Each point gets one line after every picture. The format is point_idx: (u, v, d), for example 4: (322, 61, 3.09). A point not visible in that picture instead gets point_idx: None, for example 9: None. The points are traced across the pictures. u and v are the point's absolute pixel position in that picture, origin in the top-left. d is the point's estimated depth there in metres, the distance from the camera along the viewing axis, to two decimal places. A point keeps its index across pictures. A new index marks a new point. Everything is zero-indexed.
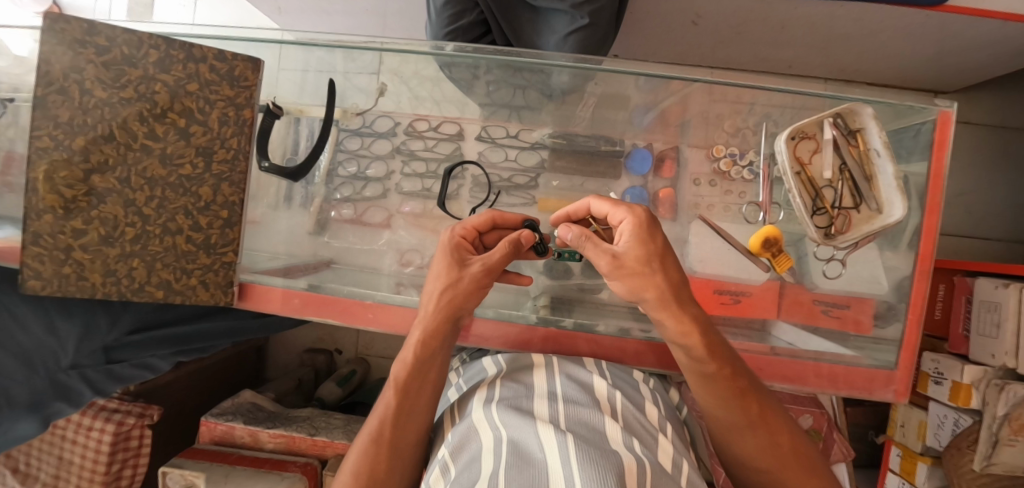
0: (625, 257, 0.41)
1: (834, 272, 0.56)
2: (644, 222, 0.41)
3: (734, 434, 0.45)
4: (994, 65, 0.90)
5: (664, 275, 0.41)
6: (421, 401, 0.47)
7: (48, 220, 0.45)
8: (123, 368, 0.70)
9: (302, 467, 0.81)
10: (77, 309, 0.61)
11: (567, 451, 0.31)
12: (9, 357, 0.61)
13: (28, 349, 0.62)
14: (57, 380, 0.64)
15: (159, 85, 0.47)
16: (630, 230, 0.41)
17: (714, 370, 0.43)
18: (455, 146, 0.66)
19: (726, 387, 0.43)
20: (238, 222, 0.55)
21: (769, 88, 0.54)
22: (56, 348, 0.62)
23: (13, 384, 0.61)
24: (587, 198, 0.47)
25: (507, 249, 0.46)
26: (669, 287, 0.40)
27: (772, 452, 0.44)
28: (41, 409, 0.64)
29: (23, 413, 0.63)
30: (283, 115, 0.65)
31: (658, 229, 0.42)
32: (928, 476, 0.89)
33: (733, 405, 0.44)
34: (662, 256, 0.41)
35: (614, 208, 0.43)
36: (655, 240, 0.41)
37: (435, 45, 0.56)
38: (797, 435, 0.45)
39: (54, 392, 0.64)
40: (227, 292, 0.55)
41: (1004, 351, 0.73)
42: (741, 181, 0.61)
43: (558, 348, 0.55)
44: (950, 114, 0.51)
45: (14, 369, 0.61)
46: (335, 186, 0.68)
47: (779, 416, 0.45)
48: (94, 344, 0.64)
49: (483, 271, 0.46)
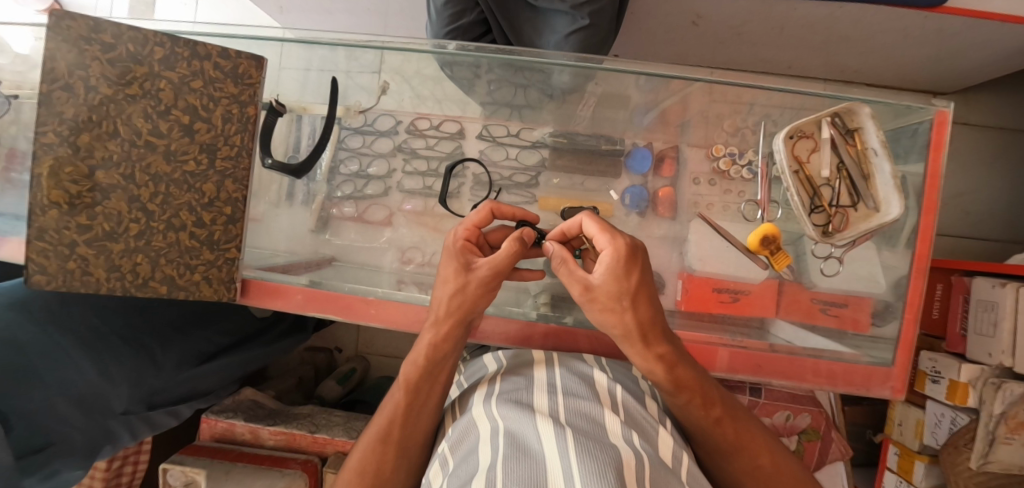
0: (596, 290, 0.40)
1: (832, 269, 0.57)
2: (622, 258, 0.39)
3: (717, 458, 0.46)
4: (992, 65, 0.90)
5: (633, 313, 0.40)
6: (431, 401, 0.47)
7: (54, 215, 0.45)
8: (159, 415, 0.72)
9: (302, 464, 0.82)
10: (128, 356, 0.66)
11: (565, 444, 0.31)
12: (68, 405, 0.59)
13: (87, 395, 0.61)
14: (108, 428, 0.63)
15: (164, 82, 0.48)
16: (607, 260, 0.39)
17: (686, 399, 0.44)
18: (456, 144, 0.67)
19: (700, 414, 0.44)
20: (241, 219, 0.56)
21: (768, 87, 0.55)
22: (116, 391, 0.64)
23: (71, 431, 0.59)
24: (581, 215, 0.45)
25: (510, 249, 0.45)
26: (635, 327, 0.41)
27: (755, 476, 0.44)
28: (86, 460, 0.62)
29: (75, 461, 0.60)
30: (287, 113, 0.66)
31: (638, 263, 0.40)
32: (925, 474, 0.89)
33: (710, 430, 0.45)
34: (635, 295, 0.40)
35: (600, 234, 0.41)
36: (630, 279, 0.39)
37: (437, 43, 0.56)
38: (783, 459, 0.45)
39: (104, 439, 0.63)
40: (229, 289, 0.56)
41: (1000, 349, 0.74)
42: (740, 181, 0.62)
43: (559, 343, 0.56)
44: (948, 113, 0.51)
45: (74, 416, 0.59)
46: (337, 183, 0.69)
47: (761, 440, 0.45)
48: (142, 387, 0.68)
49: (490, 274, 0.45)
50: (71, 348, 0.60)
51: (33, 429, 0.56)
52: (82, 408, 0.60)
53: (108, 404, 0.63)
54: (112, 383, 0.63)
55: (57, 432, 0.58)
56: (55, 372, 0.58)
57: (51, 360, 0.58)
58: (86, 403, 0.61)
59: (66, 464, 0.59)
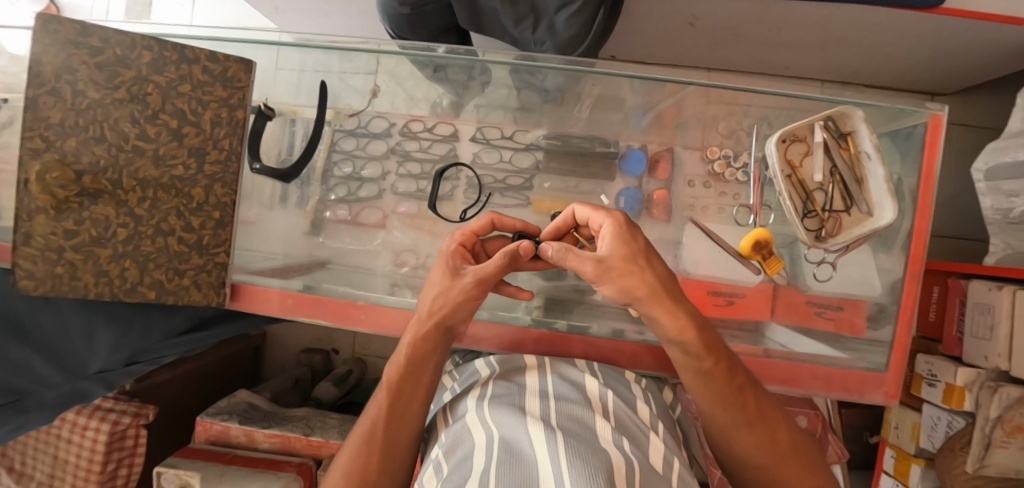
0: (610, 260, 0.40)
1: (826, 274, 0.57)
2: (623, 223, 0.42)
3: (731, 434, 0.44)
4: (993, 66, 0.90)
5: (653, 271, 0.41)
6: (414, 401, 0.47)
7: (42, 220, 0.45)
8: (139, 367, 0.74)
9: (297, 467, 0.81)
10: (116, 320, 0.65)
11: (557, 449, 0.31)
12: (47, 364, 0.67)
13: (65, 356, 0.68)
14: (81, 385, 0.70)
15: (152, 87, 0.48)
16: (611, 230, 0.41)
17: (711, 363, 0.42)
18: (450, 146, 0.66)
19: (723, 383, 0.42)
20: (231, 222, 0.55)
21: (759, 90, 0.55)
22: (92, 357, 0.69)
23: (43, 388, 0.68)
24: (571, 205, 0.47)
25: (499, 260, 0.44)
26: (658, 282, 0.40)
27: (768, 448, 0.43)
28: (60, 409, 0.71)
29: (48, 412, 0.70)
30: (277, 116, 0.65)
31: (637, 230, 0.42)
32: (922, 477, 0.89)
33: (731, 401, 0.42)
34: (647, 254, 0.41)
35: (594, 212, 0.44)
36: (637, 239, 0.41)
37: (428, 47, 0.56)
38: (796, 433, 0.44)
39: (75, 394, 0.70)
40: (218, 293, 0.55)
41: (997, 353, 0.73)
42: (735, 183, 0.61)
43: (551, 349, 0.55)
44: (942, 116, 0.51)
45: (48, 375, 0.67)
46: (330, 186, 0.68)
47: (776, 414, 0.44)
48: (122, 354, 0.68)
49: (474, 282, 0.45)
50: (62, 308, 0.66)
51: (11, 381, 0.66)
52: (56, 368, 0.68)
53: (82, 365, 0.69)
54: (92, 347, 0.68)
55: (28, 388, 0.67)
56: (48, 332, 0.67)
57: (41, 319, 0.65)
58: (61, 364, 0.68)
59: (38, 414, 0.69)
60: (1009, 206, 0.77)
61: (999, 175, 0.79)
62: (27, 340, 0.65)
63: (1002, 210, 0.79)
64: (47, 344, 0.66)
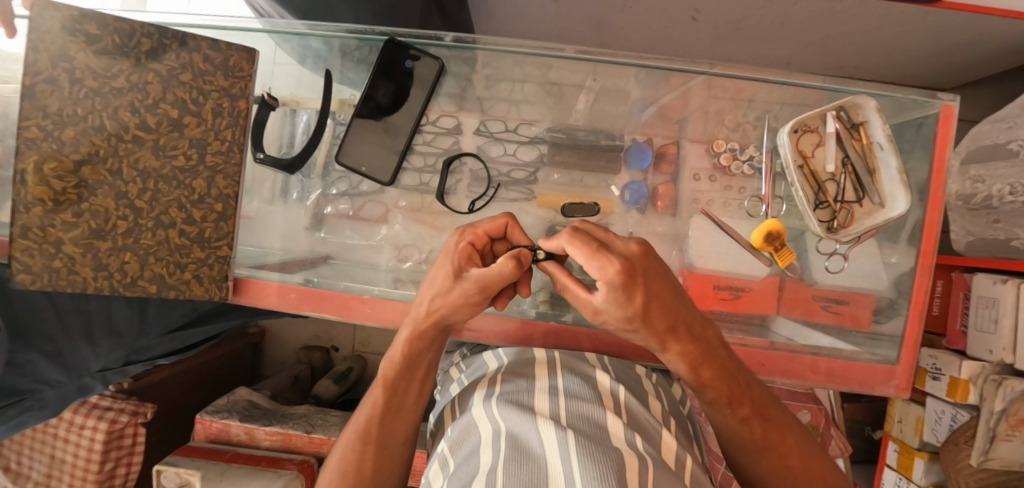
0: (606, 315, 0.37)
1: (836, 265, 0.56)
2: (619, 287, 0.32)
3: (743, 454, 0.45)
4: (992, 62, 0.91)
5: (649, 329, 0.36)
6: (407, 401, 0.48)
7: (38, 212, 0.45)
8: (135, 367, 0.79)
9: (299, 465, 0.80)
10: (119, 334, 0.71)
11: (567, 446, 0.30)
12: (49, 364, 0.68)
13: (66, 356, 0.69)
14: (84, 383, 0.73)
15: (152, 75, 0.48)
16: (605, 294, 0.33)
17: (713, 396, 0.42)
18: (453, 140, 0.64)
19: (726, 412, 0.43)
20: (233, 216, 0.54)
21: (769, 80, 0.57)
22: (96, 356, 0.72)
23: (47, 388, 0.69)
24: (563, 235, 0.35)
25: (502, 271, 0.39)
26: (654, 336, 0.37)
27: (781, 477, 0.42)
28: (55, 409, 0.72)
29: (42, 414, 0.71)
30: (279, 107, 0.64)
31: (641, 285, 0.33)
32: (925, 471, 0.91)
33: (735, 427, 0.43)
34: (645, 313, 0.34)
35: (589, 262, 0.33)
36: (634, 302, 0.33)
37: (435, 35, 0.59)
38: (811, 458, 0.43)
39: (77, 393, 0.73)
40: (221, 287, 0.53)
41: (1002, 346, 0.74)
42: (741, 176, 0.59)
43: (560, 343, 0.55)
44: (954, 107, 0.51)
45: (54, 374, 0.69)
46: (332, 179, 0.65)
47: (790, 438, 0.43)
48: (122, 349, 0.72)
49: (475, 290, 0.41)
50: (47, 312, 0.66)
51: (13, 381, 0.66)
52: (59, 368, 0.69)
53: (84, 364, 0.71)
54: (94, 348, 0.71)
55: (30, 387, 0.68)
56: (48, 332, 0.67)
57: (38, 321, 0.66)
58: (64, 364, 0.69)
59: (35, 416, 0.70)
60: (970, 193, 0.77)
61: (978, 163, 0.76)
62: (28, 343, 0.66)
63: (963, 197, 0.78)
64: (51, 345, 0.67)
